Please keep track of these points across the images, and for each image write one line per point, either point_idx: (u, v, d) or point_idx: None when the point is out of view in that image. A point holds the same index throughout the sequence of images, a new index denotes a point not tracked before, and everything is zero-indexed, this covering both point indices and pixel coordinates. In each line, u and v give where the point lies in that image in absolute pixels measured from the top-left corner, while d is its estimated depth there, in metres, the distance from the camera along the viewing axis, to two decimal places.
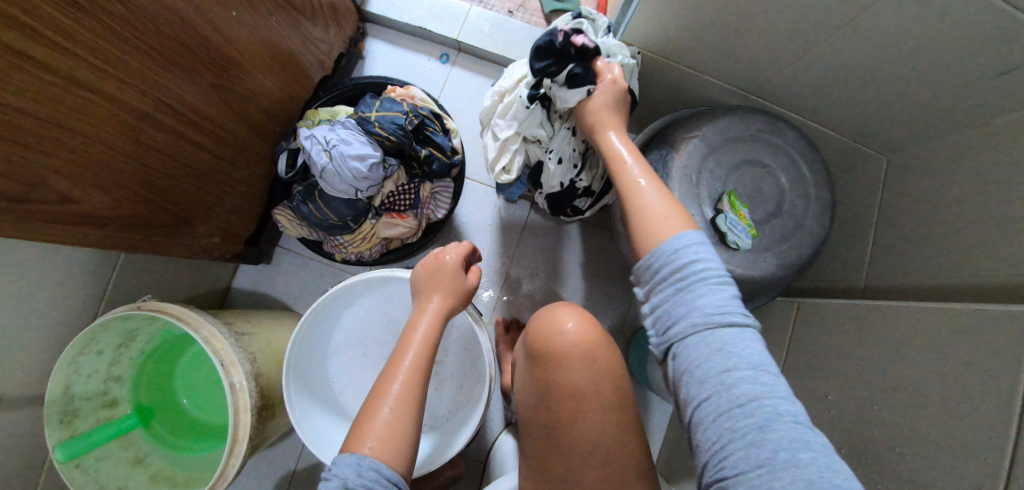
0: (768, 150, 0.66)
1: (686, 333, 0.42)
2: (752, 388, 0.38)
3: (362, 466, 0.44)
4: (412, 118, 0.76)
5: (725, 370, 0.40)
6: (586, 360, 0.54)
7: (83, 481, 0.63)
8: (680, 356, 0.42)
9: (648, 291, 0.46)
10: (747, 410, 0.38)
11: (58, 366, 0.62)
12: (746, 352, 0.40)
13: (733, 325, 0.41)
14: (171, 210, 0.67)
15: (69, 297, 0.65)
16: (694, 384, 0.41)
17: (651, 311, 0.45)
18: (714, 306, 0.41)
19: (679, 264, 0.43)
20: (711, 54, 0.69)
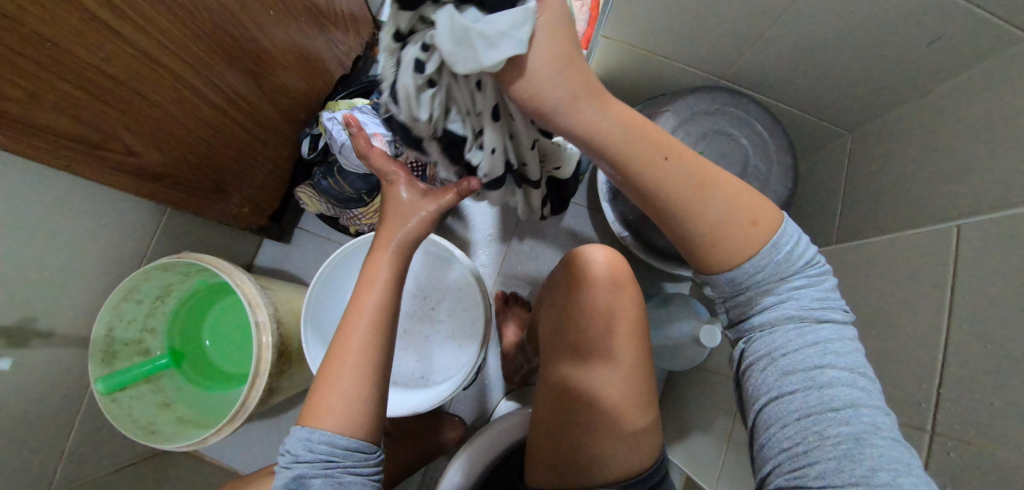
0: (733, 121, 0.75)
1: (787, 333, 0.42)
2: (849, 391, 0.39)
3: (312, 440, 0.46)
4: None
5: (816, 365, 0.40)
6: (612, 284, 0.60)
7: (118, 413, 0.70)
8: (768, 350, 0.43)
9: (747, 289, 0.44)
10: (840, 412, 0.38)
11: (106, 307, 0.71)
12: (846, 358, 0.41)
13: (833, 323, 0.42)
14: (211, 176, 0.77)
15: (117, 251, 0.74)
16: (779, 373, 0.42)
17: (748, 308, 0.44)
18: (815, 303, 0.42)
19: (776, 258, 0.43)
20: (681, 42, 0.79)
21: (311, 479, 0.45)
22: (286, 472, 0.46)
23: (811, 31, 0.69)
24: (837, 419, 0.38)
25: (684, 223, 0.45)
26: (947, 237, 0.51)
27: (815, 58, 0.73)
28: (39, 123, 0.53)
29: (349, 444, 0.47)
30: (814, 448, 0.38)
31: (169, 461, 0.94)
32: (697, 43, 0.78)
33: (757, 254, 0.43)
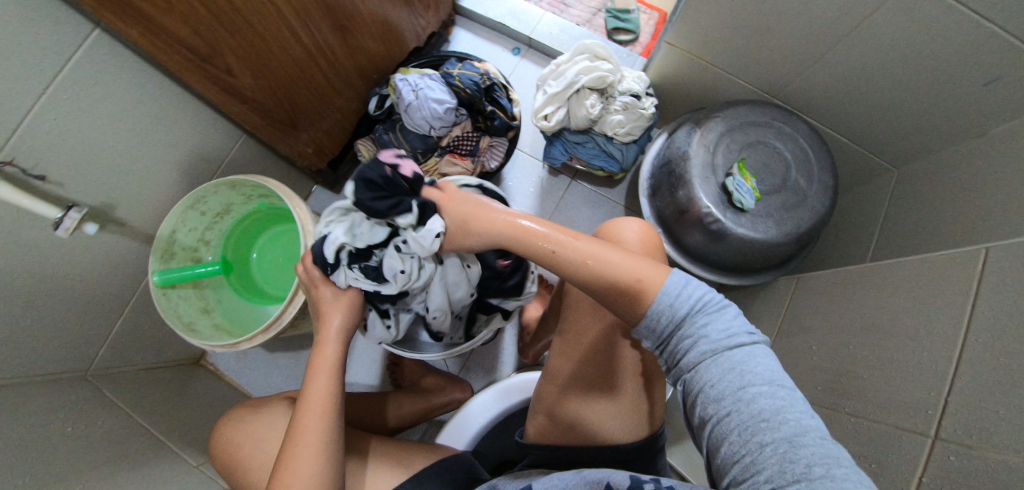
0: (780, 136, 0.77)
1: (702, 360, 0.46)
2: (770, 400, 0.42)
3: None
4: (486, 79, 0.92)
5: (739, 386, 0.44)
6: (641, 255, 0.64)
7: (166, 306, 0.76)
8: (695, 380, 0.47)
9: (660, 331, 0.50)
10: (769, 422, 0.41)
11: (175, 209, 0.78)
12: (759, 369, 0.44)
13: (741, 345, 0.47)
14: (288, 112, 0.85)
15: (193, 162, 0.82)
16: (708, 398, 0.45)
17: (669, 346, 0.49)
18: (721, 331, 0.47)
19: (677, 300, 0.50)
20: (741, 58, 0.83)
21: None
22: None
23: (870, 58, 0.71)
24: (769, 429, 0.40)
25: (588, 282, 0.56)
26: (979, 258, 0.52)
27: (870, 87, 0.75)
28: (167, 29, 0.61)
29: None
30: (756, 459, 0.40)
31: (191, 373, 1.00)
32: (756, 60, 0.82)
33: (656, 298, 0.51)
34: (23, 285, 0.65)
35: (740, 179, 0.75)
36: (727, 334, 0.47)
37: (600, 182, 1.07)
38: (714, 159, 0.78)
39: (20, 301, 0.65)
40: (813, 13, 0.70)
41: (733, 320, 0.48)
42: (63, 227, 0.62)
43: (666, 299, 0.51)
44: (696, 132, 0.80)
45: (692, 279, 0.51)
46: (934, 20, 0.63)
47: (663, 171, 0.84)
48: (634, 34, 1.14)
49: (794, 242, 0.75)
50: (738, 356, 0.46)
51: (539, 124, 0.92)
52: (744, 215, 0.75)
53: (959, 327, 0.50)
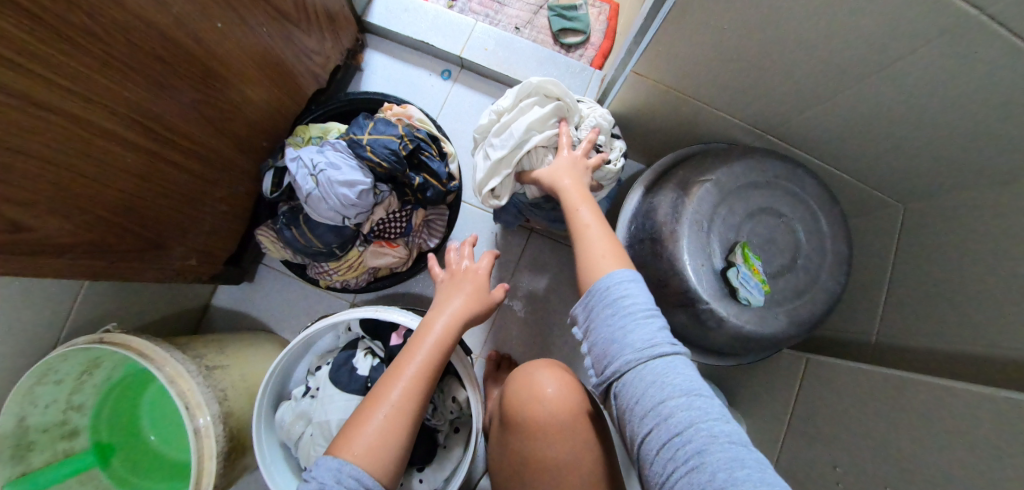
0: (787, 199, 0.61)
1: (622, 370, 0.41)
2: (691, 420, 0.38)
3: (340, 474, 0.40)
4: (409, 141, 0.71)
5: (659, 401, 0.39)
6: (562, 426, 0.51)
7: None
8: (622, 389, 0.42)
9: (585, 332, 0.45)
10: (690, 441, 0.37)
11: (10, 398, 0.58)
12: (678, 379, 0.40)
13: (665, 355, 0.41)
14: (143, 233, 0.62)
15: (27, 326, 0.60)
16: (635, 416, 0.40)
17: (590, 351, 0.44)
18: (644, 338, 0.41)
19: (608, 296, 0.44)
20: (727, 92, 0.65)
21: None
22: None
23: (894, 102, 0.55)
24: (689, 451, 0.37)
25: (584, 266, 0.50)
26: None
27: (888, 131, 0.59)
28: None
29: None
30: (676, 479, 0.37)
31: None
32: (747, 95, 0.64)
33: (601, 283, 0.45)
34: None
35: (745, 270, 0.59)
36: (649, 340, 0.41)
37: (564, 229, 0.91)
38: (710, 239, 0.61)
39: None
40: (825, 50, 0.52)
41: (659, 321, 0.43)
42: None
43: (600, 289, 0.45)
44: (683, 201, 0.63)
45: (618, 274, 0.45)
46: (988, 63, 0.46)
47: (645, 248, 0.66)
48: (585, 36, 0.92)
49: (807, 330, 0.61)
50: (662, 366, 0.41)
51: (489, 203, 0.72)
52: (749, 310, 0.60)
53: None
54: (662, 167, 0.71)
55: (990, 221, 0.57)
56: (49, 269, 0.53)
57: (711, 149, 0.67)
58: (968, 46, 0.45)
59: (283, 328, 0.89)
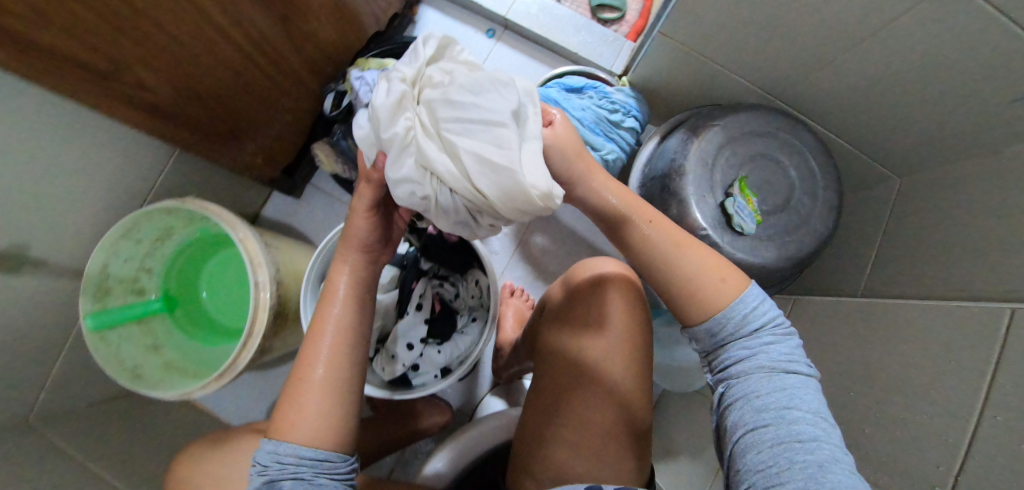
0: (784, 148, 0.70)
1: (750, 370, 0.42)
2: (815, 426, 0.38)
3: (278, 453, 0.42)
4: None
5: (781, 402, 0.40)
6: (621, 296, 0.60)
7: (105, 352, 0.69)
8: (741, 385, 0.42)
9: (715, 335, 0.46)
10: (811, 444, 0.37)
11: (102, 242, 0.68)
12: (807, 398, 0.40)
13: (799, 374, 0.42)
14: (226, 122, 0.73)
15: (120, 187, 0.71)
16: (749, 405, 0.41)
17: (719, 349, 0.45)
18: (782, 353, 0.43)
19: (753, 308, 0.45)
20: (742, 55, 0.74)
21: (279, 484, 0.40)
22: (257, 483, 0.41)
23: (885, 65, 0.63)
24: (809, 449, 0.37)
25: (665, 276, 0.48)
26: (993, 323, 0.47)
27: (881, 96, 0.67)
28: (64, 52, 0.48)
29: (318, 456, 0.42)
30: (783, 470, 0.36)
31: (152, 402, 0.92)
32: (759, 58, 0.72)
33: (733, 301, 0.45)
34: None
35: (741, 201, 0.68)
36: (789, 356, 0.43)
37: None
38: (713, 175, 0.70)
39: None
40: (826, 12, 0.60)
41: (798, 350, 0.44)
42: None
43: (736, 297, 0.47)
44: (693, 141, 0.72)
45: (766, 297, 0.47)
46: (962, 28, 0.54)
47: (657, 183, 0.76)
48: (620, 12, 1.02)
49: (795, 267, 0.69)
50: (792, 382, 0.42)
51: (560, 197, 0.44)
52: (742, 239, 0.68)
53: (974, 400, 0.46)
54: (678, 119, 0.81)
55: (964, 181, 0.64)
56: (150, 127, 0.64)
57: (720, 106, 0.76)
58: (946, 8, 0.53)
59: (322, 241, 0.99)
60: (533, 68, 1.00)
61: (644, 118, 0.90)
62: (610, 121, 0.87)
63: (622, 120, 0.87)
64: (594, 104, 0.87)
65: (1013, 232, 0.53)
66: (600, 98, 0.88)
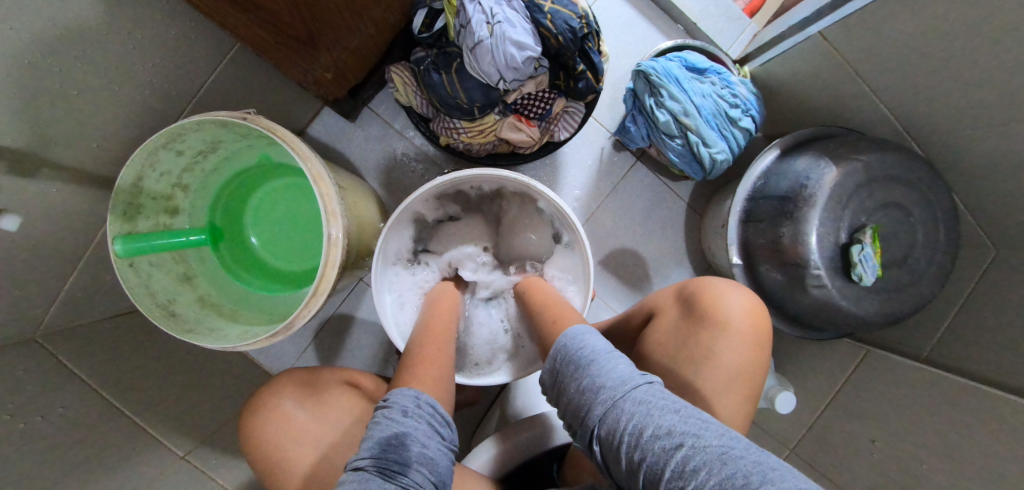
0: (918, 199, 0.66)
1: (607, 404, 0.45)
2: (681, 426, 0.40)
3: (420, 398, 0.49)
4: (584, 25, 0.69)
5: (642, 423, 0.42)
6: (743, 341, 0.54)
7: (134, 282, 0.58)
8: (608, 430, 0.44)
9: (570, 392, 0.49)
10: (691, 448, 0.39)
11: (140, 150, 0.55)
12: (663, 400, 0.44)
13: (640, 385, 0.46)
14: (308, 25, 0.57)
15: (159, 83, 0.57)
16: (627, 442, 0.42)
17: (578, 402, 0.48)
18: (617, 378, 0.46)
19: (580, 354, 0.50)
20: (905, 86, 0.65)
21: (411, 443, 0.45)
22: (394, 424, 0.46)
23: None
24: (696, 451, 0.38)
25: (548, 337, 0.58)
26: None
27: None
28: None
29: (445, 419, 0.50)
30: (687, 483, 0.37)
31: None
32: (920, 97, 0.65)
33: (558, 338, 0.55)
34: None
35: (870, 250, 0.64)
36: (625, 372, 0.47)
37: (665, 171, 0.93)
38: (842, 213, 0.66)
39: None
40: None
41: (628, 365, 0.49)
42: None
43: (563, 350, 0.53)
44: (828, 171, 0.67)
45: (582, 332, 0.53)
46: None
47: (774, 202, 0.71)
48: None
49: (887, 322, 0.68)
50: (643, 393, 0.45)
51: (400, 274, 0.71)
52: (852, 286, 0.66)
53: None
54: (804, 135, 0.74)
55: None
56: (219, 12, 0.50)
57: (864, 135, 0.69)
58: None
59: (373, 176, 0.87)
60: (644, 27, 0.87)
61: (759, 119, 0.82)
62: (728, 116, 0.78)
63: (740, 117, 0.79)
64: (715, 93, 0.78)
65: None
66: (721, 86, 0.79)
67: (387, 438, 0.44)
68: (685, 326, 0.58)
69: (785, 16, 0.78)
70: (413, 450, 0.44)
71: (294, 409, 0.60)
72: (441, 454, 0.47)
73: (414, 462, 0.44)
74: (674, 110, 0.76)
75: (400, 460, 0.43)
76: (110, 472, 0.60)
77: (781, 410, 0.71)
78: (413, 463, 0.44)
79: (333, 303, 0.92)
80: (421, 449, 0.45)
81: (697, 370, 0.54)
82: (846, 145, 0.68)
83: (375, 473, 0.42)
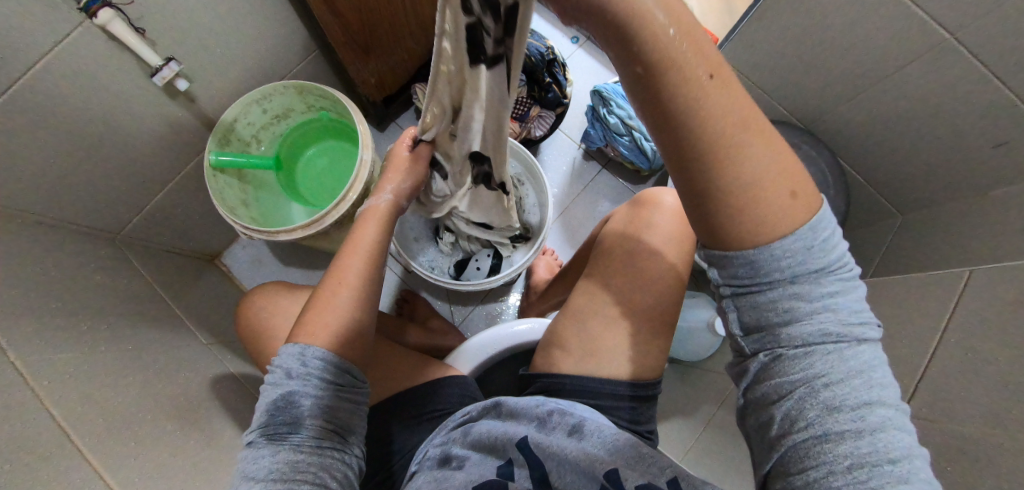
0: (806, 158, 0.85)
1: (821, 343, 0.35)
2: (893, 422, 0.33)
3: (304, 357, 0.48)
4: (550, 53, 0.99)
5: (852, 383, 0.34)
6: (672, 219, 0.72)
7: (214, 186, 0.80)
8: (800, 355, 0.35)
9: (773, 291, 0.36)
10: (881, 440, 0.32)
11: (242, 99, 0.82)
12: (883, 382, 0.34)
13: (869, 343, 0.35)
14: (365, 37, 0.88)
15: (263, 67, 0.86)
16: (816, 401, 0.34)
17: (779, 309, 0.36)
18: (852, 324, 0.35)
19: (815, 258, 0.35)
20: (786, 85, 0.90)
21: (302, 400, 0.46)
22: (280, 387, 0.46)
23: (898, 106, 0.79)
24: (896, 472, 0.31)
25: (690, 123, 0.32)
26: (936, 287, 0.60)
27: (890, 137, 0.83)
28: None
29: (340, 366, 0.50)
30: (857, 475, 0.32)
31: (205, 268, 1.02)
32: (796, 91, 0.90)
33: (798, 229, 0.35)
34: (82, 129, 0.68)
35: None
36: (860, 326, 0.35)
37: (627, 175, 1.15)
38: None
39: (71, 143, 0.68)
40: (856, 54, 0.77)
41: (864, 310, 0.36)
42: (161, 75, 0.69)
43: (799, 238, 0.35)
44: None
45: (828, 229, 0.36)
46: (955, 85, 0.70)
47: None
48: None
49: None
50: (862, 355, 0.35)
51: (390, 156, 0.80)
52: None
53: (934, 344, 0.55)
54: None
55: (950, 215, 0.78)
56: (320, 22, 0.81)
57: None
58: (946, 65, 0.69)
59: None
60: (604, 75, 1.19)
61: None
62: None
63: None
64: None
65: (985, 245, 0.65)
66: None
67: (272, 403, 0.45)
68: (631, 215, 0.76)
69: None
70: (302, 406, 0.45)
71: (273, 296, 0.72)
72: (339, 400, 0.48)
73: (307, 418, 0.45)
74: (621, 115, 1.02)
75: (291, 419, 0.45)
76: (151, 331, 0.73)
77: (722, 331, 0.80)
78: (304, 420, 0.45)
79: None
80: (312, 400, 0.46)
81: (640, 238, 0.72)
82: None
83: (264, 441, 0.43)
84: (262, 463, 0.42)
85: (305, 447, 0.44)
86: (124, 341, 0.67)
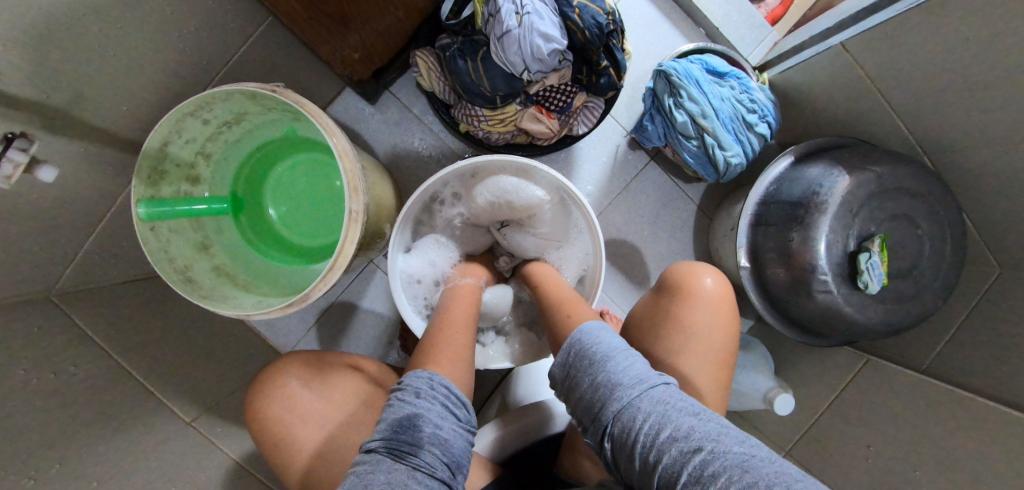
0: (927, 214, 0.67)
1: (622, 403, 0.46)
2: (689, 419, 0.43)
3: (433, 380, 0.52)
4: (611, 21, 0.70)
5: (658, 425, 0.43)
6: (713, 313, 0.60)
7: (154, 245, 0.58)
8: (621, 429, 0.46)
9: (586, 389, 0.50)
10: (711, 453, 0.39)
11: (169, 116, 0.55)
12: (671, 401, 0.45)
13: (655, 385, 0.47)
14: (342, 5, 0.57)
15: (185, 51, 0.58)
16: (641, 443, 0.43)
17: (595, 398, 0.49)
18: (633, 376, 0.48)
19: (590, 351, 0.52)
20: (920, 100, 0.67)
21: (422, 425, 0.47)
22: (406, 406, 0.48)
23: None
24: (715, 460, 0.39)
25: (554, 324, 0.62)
26: None
27: None
28: None
29: (458, 398, 0.52)
30: (702, 474, 0.38)
31: None
32: (931, 110, 0.66)
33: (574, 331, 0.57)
34: None
35: (876, 259, 0.66)
36: (639, 376, 0.48)
37: (678, 171, 0.93)
38: (852, 222, 0.67)
39: None
40: None
41: (644, 370, 0.49)
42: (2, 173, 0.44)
43: (579, 346, 0.54)
44: (842, 180, 0.68)
45: (596, 331, 0.55)
46: None
47: (786, 207, 0.72)
48: None
49: (891, 332, 0.69)
50: (655, 395, 0.46)
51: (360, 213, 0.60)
52: (858, 294, 0.68)
53: None
54: (819, 144, 0.76)
55: None
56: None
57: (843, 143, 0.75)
58: None
59: (389, 159, 0.88)
60: (665, 29, 0.88)
61: (774, 125, 0.83)
62: (744, 121, 0.79)
63: (757, 123, 0.79)
64: (733, 97, 0.79)
65: None
66: (740, 91, 0.80)
67: (398, 421, 0.46)
68: (655, 303, 0.64)
69: (806, 27, 0.81)
70: (425, 431, 0.47)
71: (302, 397, 0.65)
72: (456, 434, 0.49)
73: (426, 441, 0.46)
74: (692, 112, 0.77)
75: (411, 441, 0.45)
76: (114, 431, 0.59)
77: (779, 411, 0.72)
78: (426, 443, 0.46)
79: (342, 281, 0.93)
80: (432, 429, 0.47)
81: (669, 339, 0.59)
82: (836, 152, 0.72)
83: (386, 454, 0.44)
84: (384, 475, 0.42)
85: (424, 474, 0.44)
86: (84, 471, 0.53)
